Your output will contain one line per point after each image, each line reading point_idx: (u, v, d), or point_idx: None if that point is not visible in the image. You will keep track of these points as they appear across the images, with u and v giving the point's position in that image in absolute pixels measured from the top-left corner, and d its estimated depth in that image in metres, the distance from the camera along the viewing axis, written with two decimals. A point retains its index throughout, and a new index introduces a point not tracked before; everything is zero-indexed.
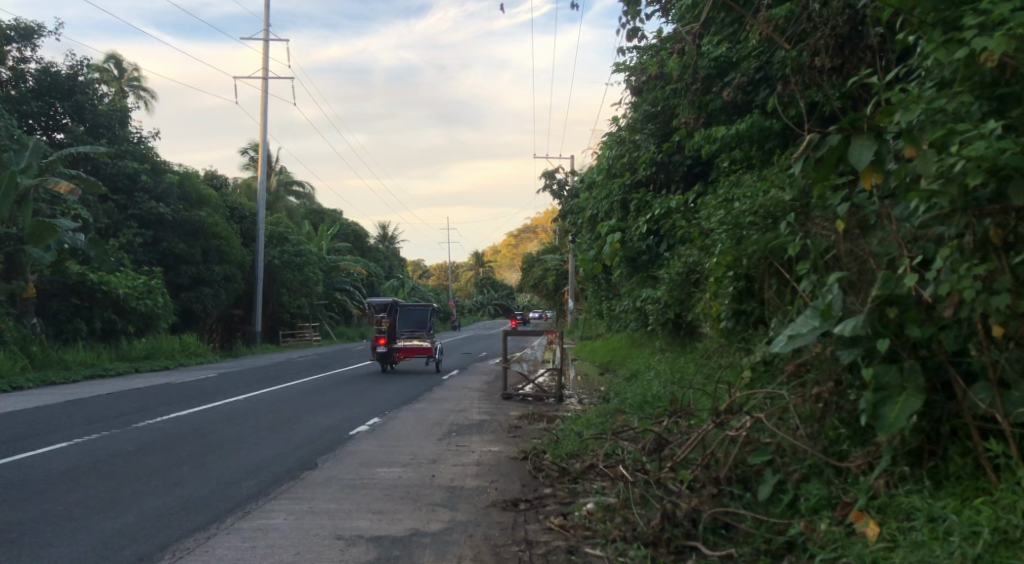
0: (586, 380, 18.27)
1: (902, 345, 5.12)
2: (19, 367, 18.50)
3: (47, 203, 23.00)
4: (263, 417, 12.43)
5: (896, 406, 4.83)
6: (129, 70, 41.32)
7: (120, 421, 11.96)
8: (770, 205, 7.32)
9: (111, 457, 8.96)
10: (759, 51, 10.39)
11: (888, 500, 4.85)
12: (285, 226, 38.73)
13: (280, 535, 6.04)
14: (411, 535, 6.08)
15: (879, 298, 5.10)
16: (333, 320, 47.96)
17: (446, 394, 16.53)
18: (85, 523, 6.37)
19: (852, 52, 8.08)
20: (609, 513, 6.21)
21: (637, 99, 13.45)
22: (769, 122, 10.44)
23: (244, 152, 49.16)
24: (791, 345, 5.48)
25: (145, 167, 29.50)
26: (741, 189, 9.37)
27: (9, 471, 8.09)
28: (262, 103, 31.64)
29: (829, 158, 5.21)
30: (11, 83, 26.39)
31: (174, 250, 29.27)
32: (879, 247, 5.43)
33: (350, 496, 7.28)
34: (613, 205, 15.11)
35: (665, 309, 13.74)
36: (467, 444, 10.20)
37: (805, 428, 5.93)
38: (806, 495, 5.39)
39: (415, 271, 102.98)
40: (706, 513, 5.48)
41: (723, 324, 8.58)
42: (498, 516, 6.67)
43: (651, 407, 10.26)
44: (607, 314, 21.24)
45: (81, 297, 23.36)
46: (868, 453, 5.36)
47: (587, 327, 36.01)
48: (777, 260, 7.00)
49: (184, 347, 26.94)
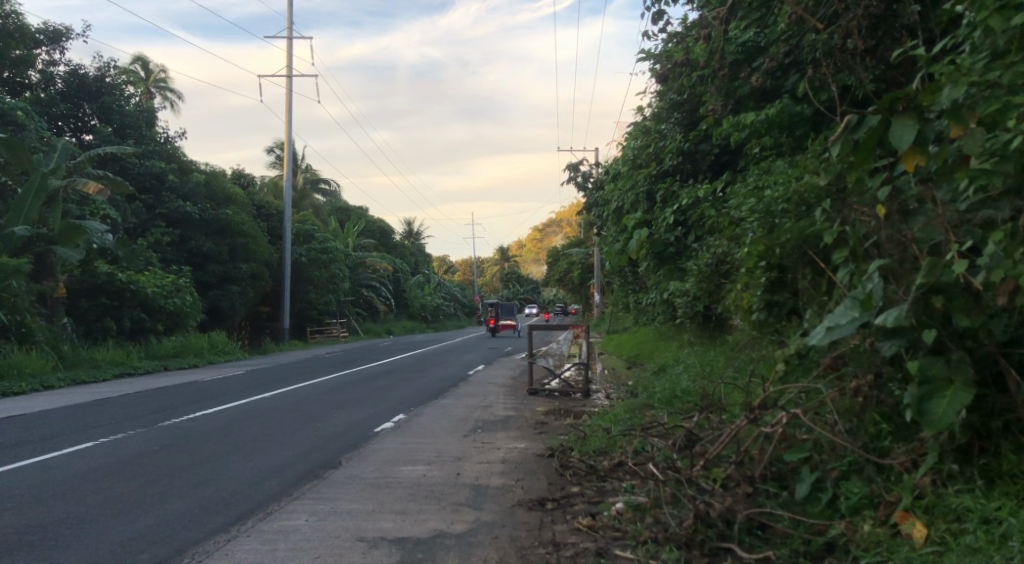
0: (615, 373, 18.21)
1: (950, 335, 4.83)
2: (49, 367, 18.67)
3: (76, 204, 23.15)
4: (289, 415, 12.29)
5: (943, 401, 4.55)
6: (156, 71, 41.87)
7: (146, 420, 11.87)
8: (803, 191, 7.06)
9: (134, 457, 8.90)
10: (788, 34, 10.04)
11: (936, 500, 4.61)
12: (312, 223, 38.89)
13: (300, 538, 5.91)
14: (434, 537, 5.91)
15: (925, 286, 4.82)
16: (360, 316, 48.11)
17: (473, 389, 16.38)
18: (104, 526, 6.26)
19: (886, 32, 7.79)
20: (640, 514, 6.00)
21: (663, 87, 13.17)
22: (801, 107, 10.11)
23: (271, 150, 49.55)
24: (829, 337, 5.25)
25: (173, 166, 29.77)
26: (774, 176, 8.95)
27: (32, 474, 8.02)
28: (287, 101, 31.77)
29: (869, 140, 4.93)
30: (41, 85, 26.72)
31: (201, 248, 29.43)
32: (923, 230, 5.14)
33: (374, 495, 7.16)
34: (639, 197, 14.76)
35: (693, 301, 13.47)
36: (492, 440, 10.04)
37: (844, 423, 5.69)
38: (846, 494, 5.16)
39: (441, 266, 103.32)
40: (742, 514, 5.24)
41: (754, 316, 8.23)
42: (524, 516, 6.49)
43: (681, 402, 10.02)
44: (633, 306, 21.02)
45: (110, 296, 23.56)
46: (912, 449, 5.13)
47: (614, 321, 35.77)
48: (812, 248, 6.83)
49: (213, 345, 27.10)
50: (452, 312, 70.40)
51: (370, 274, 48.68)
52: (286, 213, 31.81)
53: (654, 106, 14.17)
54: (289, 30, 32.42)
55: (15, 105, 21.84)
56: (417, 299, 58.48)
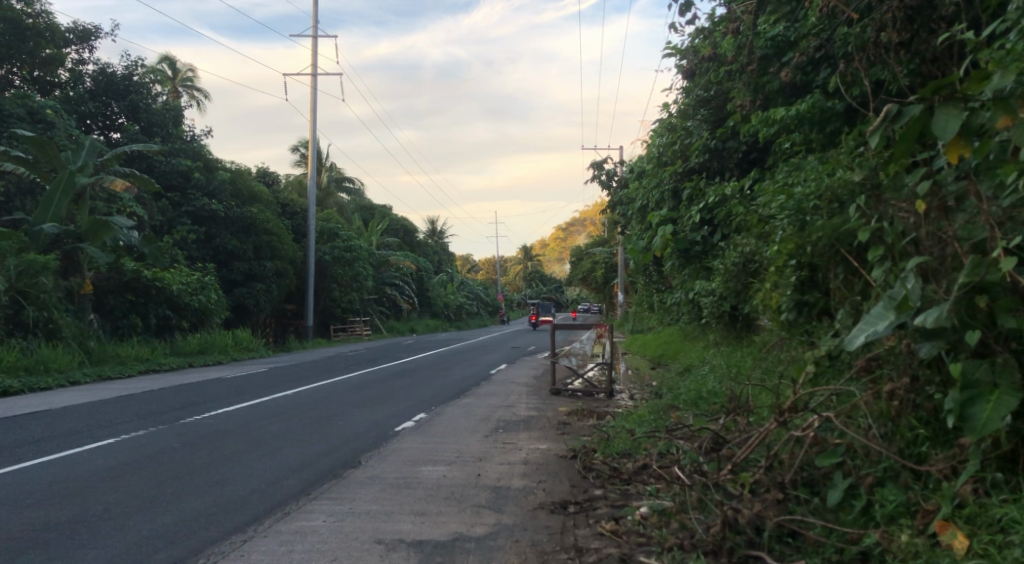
0: (638, 374, 17.96)
1: (994, 337, 4.61)
2: (76, 363, 18.80)
3: (103, 202, 23.30)
4: (310, 413, 12.21)
5: (987, 407, 4.33)
6: (184, 70, 42.23)
7: (169, 416, 11.87)
8: (837, 188, 6.90)
9: (155, 455, 8.86)
10: (819, 28, 9.81)
11: (979, 510, 4.40)
12: (336, 221, 38.91)
13: (318, 539, 5.79)
14: (454, 540, 5.78)
15: (967, 285, 4.60)
16: (383, 314, 48.18)
17: (496, 388, 16.22)
18: (122, 524, 6.20)
19: (922, 24, 7.48)
20: (665, 519, 5.85)
21: (690, 83, 12.95)
22: (832, 102, 9.90)
23: (296, 149, 49.79)
24: (864, 338, 5.04)
25: (199, 164, 29.93)
26: (804, 172, 8.70)
27: (52, 470, 8.00)
28: (312, 99, 31.85)
29: (910, 131, 4.71)
30: (70, 84, 27.03)
31: (226, 246, 29.59)
32: (965, 227, 4.89)
33: (393, 496, 7.05)
34: (664, 195, 14.60)
35: (720, 300, 13.23)
36: (514, 441, 9.89)
37: (879, 428, 5.45)
38: (881, 502, 4.95)
39: (465, 265, 103.29)
40: (771, 521, 5.06)
41: (783, 316, 8.07)
42: (546, 519, 6.34)
43: (707, 403, 9.82)
44: (657, 306, 20.80)
45: (137, 293, 23.67)
46: (952, 456, 4.90)
47: (637, 321, 35.37)
48: (845, 247, 6.63)
49: (237, 342, 27.19)
50: (474, 311, 70.18)
51: (393, 273, 48.69)
52: (310, 211, 31.87)
53: (680, 103, 13.96)
54: (314, 29, 32.55)
55: (46, 104, 22.08)
56: (440, 297, 58.53)
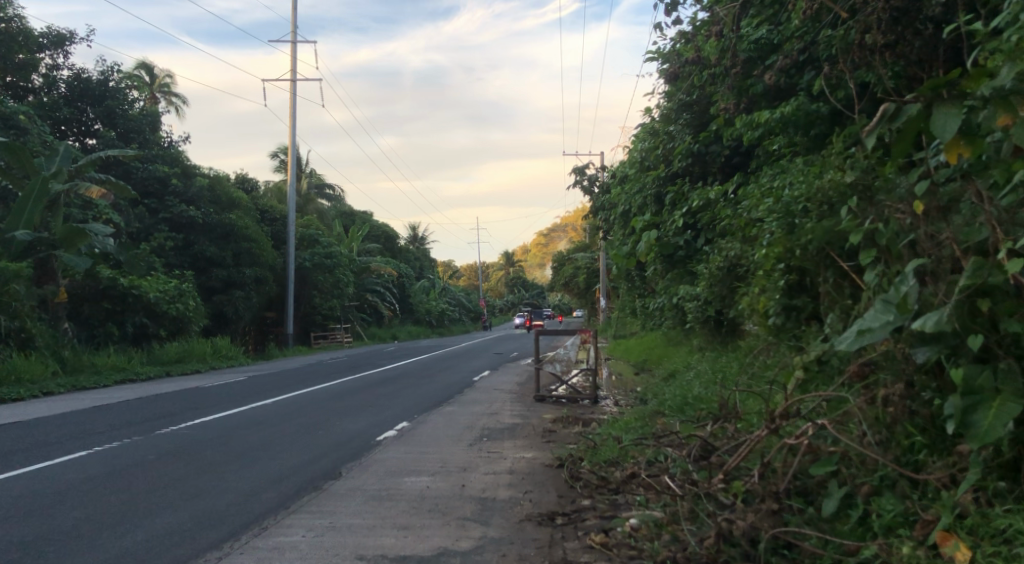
0: (622, 379, 17.87)
1: (996, 340, 4.50)
2: (49, 372, 18.38)
3: (79, 209, 22.83)
4: (291, 422, 11.95)
5: (989, 414, 4.20)
6: (162, 76, 41.77)
7: (146, 427, 11.54)
8: (828, 189, 6.79)
9: (128, 468, 8.58)
10: (802, 32, 9.73)
11: (982, 520, 4.26)
12: (316, 227, 38.56)
13: (297, 556, 5.55)
14: (439, 555, 5.57)
15: (968, 289, 4.49)
16: (364, 321, 47.82)
17: (479, 395, 16.03)
18: (91, 541, 5.92)
19: (908, 25, 7.31)
20: (656, 530, 5.68)
21: (672, 87, 12.85)
22: (817, 105, 9.80)
23: (276, 155, 49.39)
24: (860, 342, 4.89)
25: (177, 170, 29.43)
26: (790, 176, 8.61)
27: (22, 485, 7.70)
28: (291, 105, 31.54)
29: (907, 129, 4.58)
30: (44, 90, 26.56)
31: (205, 252, 29.21)
32: (963, 229, 4.75)
33: (376, 509, 6.83)
34: (646, 200, 14.53)
35: (704, 305, 13.16)
36: (499, 450, 9.70)
37: (873, 434, 5.31)
38: (879, 511, 4.80)
39: (447, 272, 102.99)
40: (767, 532, 4.86)
41: (771, 320, 7.99)
42: (534, 532, 6.14)
43: (693, 409, 9.71)
44: (640, 312, 20.70)
45: (114, 301, 23.29)
46: (951, 465, 4.77)
47: (620, 326, 35.29)
48: (836, 250, 6.52)
49: (216, 350, 26.80)
50: (458, 317, 69.90)
51: (375, 280, 48.37)
52: (289, 218, 31.55)
53: (663, 107, 13.86)
54: (294, 34, 32.19)
55: (18, 109, 21.56)
56: (422, 304, 58.20)
